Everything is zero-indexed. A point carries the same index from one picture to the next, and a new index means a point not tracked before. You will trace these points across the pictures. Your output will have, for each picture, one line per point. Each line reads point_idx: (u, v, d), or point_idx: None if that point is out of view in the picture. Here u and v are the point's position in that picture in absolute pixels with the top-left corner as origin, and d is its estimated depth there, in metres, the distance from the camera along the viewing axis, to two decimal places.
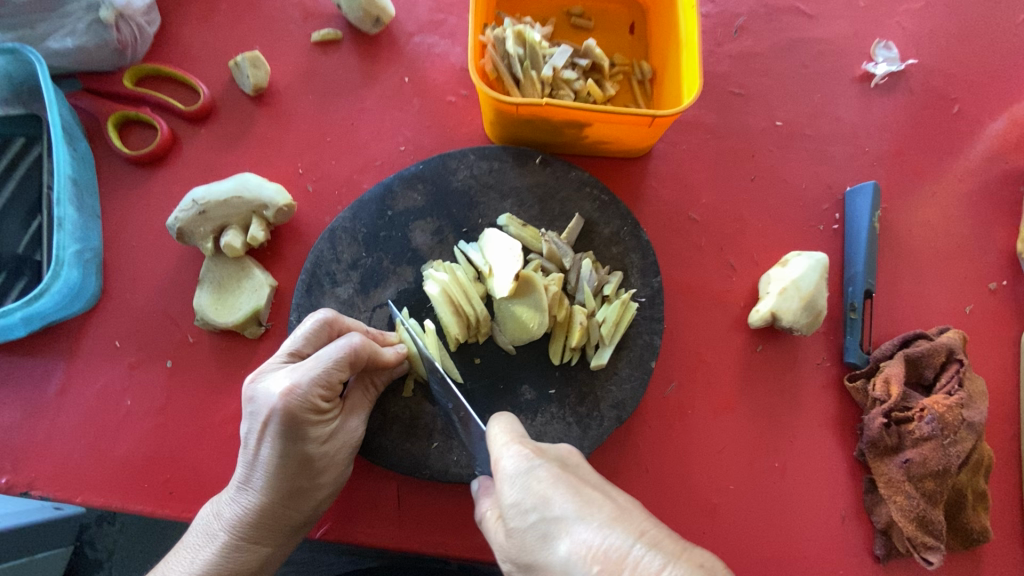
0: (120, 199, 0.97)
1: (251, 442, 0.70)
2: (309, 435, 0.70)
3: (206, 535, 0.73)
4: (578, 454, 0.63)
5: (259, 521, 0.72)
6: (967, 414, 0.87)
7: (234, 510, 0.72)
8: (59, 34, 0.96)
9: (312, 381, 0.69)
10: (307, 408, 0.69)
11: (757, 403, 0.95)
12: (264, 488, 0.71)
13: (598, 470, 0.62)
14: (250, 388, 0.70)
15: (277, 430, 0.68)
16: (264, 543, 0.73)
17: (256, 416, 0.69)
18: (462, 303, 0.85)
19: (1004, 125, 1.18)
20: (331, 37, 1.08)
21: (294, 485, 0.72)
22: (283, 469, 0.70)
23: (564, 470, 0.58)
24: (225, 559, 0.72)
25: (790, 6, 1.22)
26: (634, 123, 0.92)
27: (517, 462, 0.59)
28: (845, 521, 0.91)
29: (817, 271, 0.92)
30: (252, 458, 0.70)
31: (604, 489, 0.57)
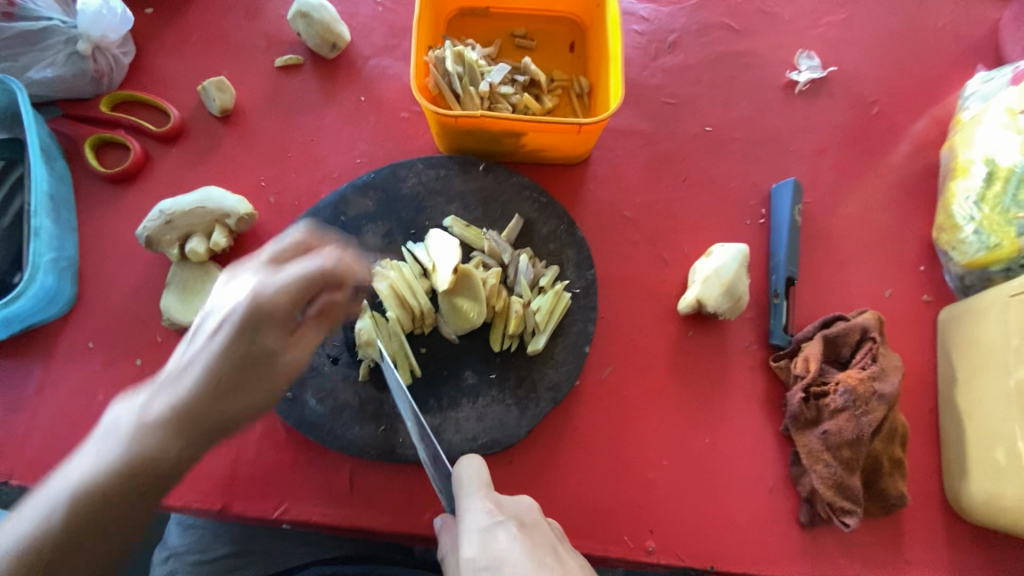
0: (96, 213, 1.05)
1: (206, 329, 0.67)
2: (268, 332, 0.68)
3: (94, 442, 0.61)
4: (536, 512, 0.73)
5: (169, 425, 0.62)
6: (879, 386, 0.94)
7: (139, 410, 0.62)
8: (40, 66, 1.06)
9: (287, 283, 0.69)
10: (275, 308, 0.68)
11: (688, 384, 1.02)
12: (196, 379, 0.64)
13: (552, 528, 0.72)
14: (227, 283, 0.71)
15: (241, 322, 0.67)
16: (158, 461, 0.61)
17: (223, 306, 0.68)
18: (408, 296, 0.93)
19: (921, 124, 1.27)
20: (293, 62, 1.18)
21: (237, 381, 0.66)
22: (229, 363, 0.66)
23: (520, 534, 0.68)
24: (102, 473, 0.58)
25: (719, 23, 1.32)
26: (564, 131, 1.01)
27: (481, 520, 0.69)
28: (772, 492, 0.97)
29: (737, 260, 1.00)
30: (202, 340, 0.67)
31: (555, 552, 0.67)
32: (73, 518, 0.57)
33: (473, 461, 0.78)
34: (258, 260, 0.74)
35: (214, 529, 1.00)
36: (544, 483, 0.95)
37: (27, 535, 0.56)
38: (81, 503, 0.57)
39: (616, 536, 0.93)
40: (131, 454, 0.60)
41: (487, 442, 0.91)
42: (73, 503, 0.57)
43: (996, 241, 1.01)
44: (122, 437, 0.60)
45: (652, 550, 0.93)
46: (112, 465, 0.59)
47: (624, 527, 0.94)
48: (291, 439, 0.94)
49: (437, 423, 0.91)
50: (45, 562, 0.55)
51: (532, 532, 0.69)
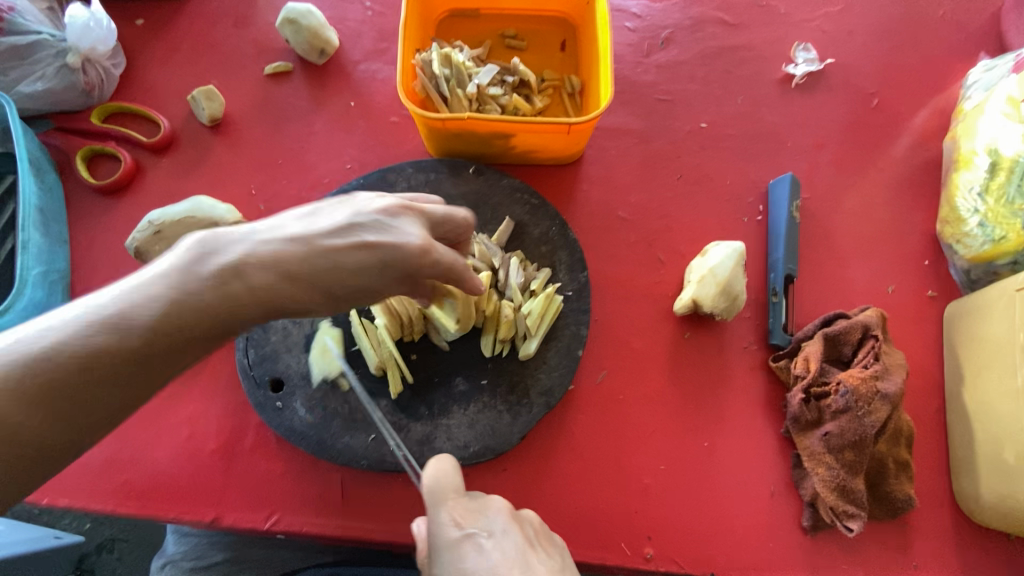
0: (88, 225, 1.06)
1: (349, 237, 0.61)
2: (393, 287, 0.65)
3: (208, 254, 0.57)
4: (506, 516, 0.68)
5: (258, 303, 0.58)
6: (881, 386, 0.91)
7: (247, 273, 0.58)
8: (30, 79, 1.06)
9: (442, 261, 0.67)
10: (417, 273, 0.65)
11: (685, 386, 1.00)
12: (319, 279, 0.60)
13: (524, 531, 0.68)
14: (389, 208, 0.65)
15: (384, 258, 0.62)
16: (226, 329, 0.58)
17: (377, 228, 0.63)
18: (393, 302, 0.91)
19: (923, 115, 1.24)
20: (282, 69, 1.18)
21: (334, 305, 0.64)
22: (348, 287, 0.62)
23: (486, 551, 0.65)
24: (185, 316, 0.55)
25: (713, 17, 1.30)
26: (554, 131, 0.99)
27: (447, 538, 0.66)
28: (773, 496, 0.95)
29: (733, 259, 0.98)
30: (334, 240, 0.61)
31: (523, 566, 0.64)
32: (133, 345, 0.54)
33: (440, 459, 0.73)
34: (421, 212, 0.68)
35: (211, 536, 0.99)
36: (538, 489, 0.93)
37: (86, 332, 0.53)
38: (150, 337, 0.54)
39: (613, 543, 0.91)
40: (212, 307, 0.56)
41: (479, 450, 0.89)
42: (137, 334, 0.54)
43: (1001, 233, 0.98)
44: (219, 285, 0.57)
45: (650, 557, 0.91)
46: (198, 310, 0.56)
47: (621, 534, 0.92)
48: (282, 450, 0.93)
49: (428, 432, 0.89)
50: (78, 375, 0.53)
51: (500, 544, 0.66)
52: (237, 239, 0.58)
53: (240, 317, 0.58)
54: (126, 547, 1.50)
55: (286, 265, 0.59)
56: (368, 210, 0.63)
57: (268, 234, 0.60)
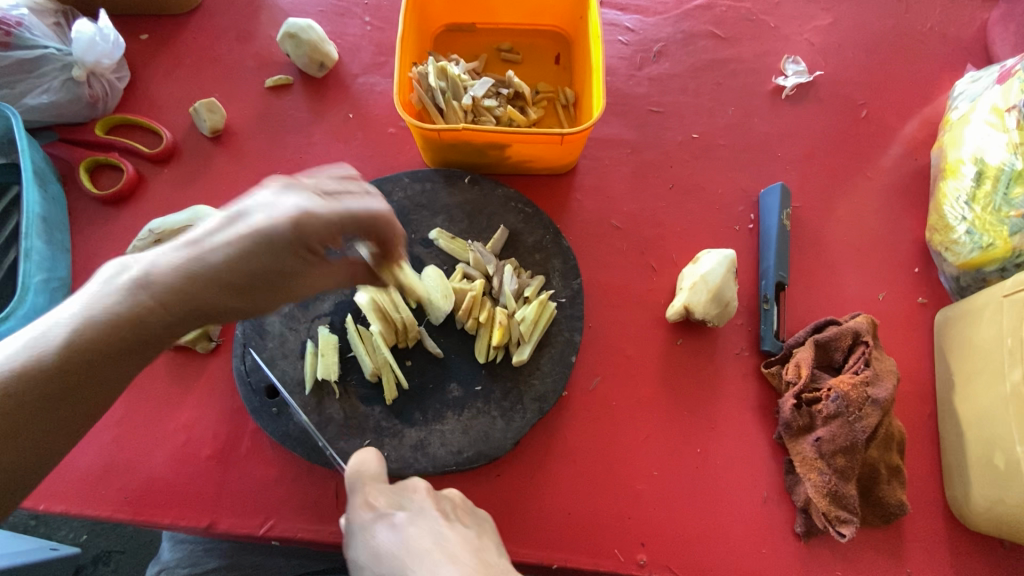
0: (91, 234, 1.07)
1: (235, 226, 0.61)
2: (293, 259, 0.64)
3: (111, 274, 0.61)
4: (421, 495, 0.75)
5: (166, 305, 0.60)
6: (872, 392, 0.92)
7: (146, 284, 0.59)
8: (35, 92, 1.08)
9: (330, 218, 0.63)
10: (308, 239, 0.62)
11: (678, 393, 1.01)
12: (219, 265, 0.60)
13: (438, 505, 0.74)
14: (268, 188, 0.63)
15: (264, 236, 0.60)
16: (146, 333, 0.61)
17: (257, 209, 0.62)
18: (389, 310, 0.93)
19: (911, 126, 1.26)
20: (282, 82, 1.20)
21: (246, 291, 0.64)
22: (246, 265, 0.61)
23: (400, 523, 0.70)
24: (99, 330, 0.58)
25: (704, 31, 1.33)
26: (547, 142, 1.02)
27: (362, 519, 0.71)
28: (766, 502, 0.95)
29: (724, 266, 0.99)
30: (221, 234, 0.61)
31: (435, 532, 0.69)
32: (60, 368, 0.58)
33: (360, 456, 0.80)
34: (310, 184, 0.66)
35: (205, 543, 1.00)
36: (532, 495, 0.94)
37: (13, 364, 0.57)
38: (71, 357, 0.58)
39: (606, 549, 0.92)
40: (121, 318, 0.59)
41: (472, 455, 0.90)
42: (58, 356, 0.58)
43: (988, 241, 0.99)
44: (122, 300, 0.59)
45: (643, 563, 0.91)
46: (109, 323, 0.59)
47: (614, 541, 0.92)
48: (278, 456, 0.94)
49: (422, 437, 0.90)
50: (7, 404, 0.56)
51: (414, 517, 0.71)
52: (141, 263, 0.61)
53: (157, 321, 0.61)
54: (121, 558, 1.50)
55: (180, 267, 0.60)
56: (246, 200, 0.63)
57: (165, 249, 0.62)
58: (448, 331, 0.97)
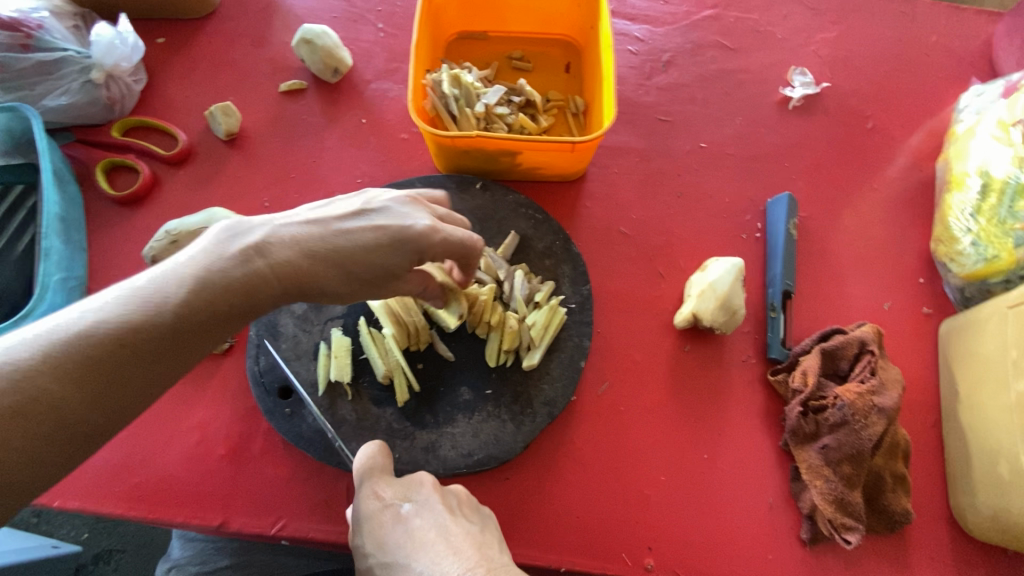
0: (106, 234, 1.09)
1: (369, 221, 0.70)
2: (403, 265, 0.72)
3: (234, 234, 0.64)
4: (428, 489, 0.75)
5: (279, 277, 0.65)
6: (878, 400, 0.93)
7: (264, 255, 0.64)
8: (55, 94, 1.09)
9: (448, 239, 0.74)
10: (425, 251, 0.72)
11: (685, 399, 1.02)
12: (342, 252, 0.68)
13: (444, 500, 0.75)
14: (402, 199, 0.73)
15: (396, 236, 0.70)
16: (254, 300, 0.64)
17: (390, 212, 0.71)
18: (402, 313, 0.96)
19: (916, 137, 1.28)
20: (297, 87, 1.22)
21: (349, 284, 0.70)
22: (367, 261, 0.69)
23: (406, 517, 0.72)
24: (213, 286, 0.61)
25: (712, 42, 1.35)
26: (558, 149, 1.03)
27: (369, 509, 0.73)
28: (772, 508, 0.96)
29: (732, 274, 1.00)
30: (349, 224, 0.69)
31: (441, 527, 0.71)
32: (167, 322, 0.59)
33: (369, 447, 0.80)
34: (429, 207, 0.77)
35: (215, 542, 1.00)
36: (541, 498, 0.95)
37: (124, 308, 0.58)
38: (184, 310, 0.60)
39: (614, 553, 0.92)
40: (237, 281, 0.63)
41: (483, 458, 0.91)
42: (171, 308, 0.59)
43: (993, 253, 1.00)
44: (243, 262, 0.63)
45: (650, 567, 0.92)
46: (226, 284, 0.62)
47: (622, 544, 0.93)
48: (290, 456, 0.95)
49: (433, 440, 0.91)
50: (116, 349, 0.57)
51: (420, 512, 0.72)
52: (263, 224, 0.66)
53: (262, 292, 0.65)
54: (124, 558, 1.51)
55: (306, 244, 0.66)
56: (382, 202, 0.72)
57: (289, 220, 0.67)
58: (459, 335, 0.99)
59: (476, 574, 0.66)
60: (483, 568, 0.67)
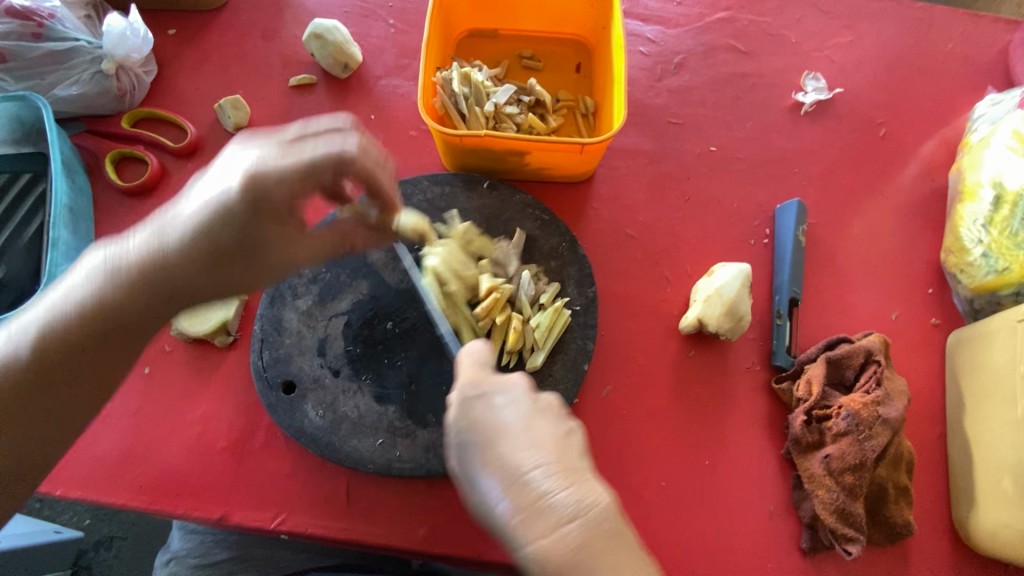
0: (113, 225, 1.09)
1: (219, 185, 0.69)
2: (263, 213, 0.71)
3: (105, 253, 0.70)
4: (520, 388, 0.71)
5: (152, 278, 0.69)
6: (883, 411, 0.93)
7: (144, 244, 0.69)
8: (65, 84, 1.10)
9: (294, 169, 0.70)
10: (273, 191, 0.69)
11: (689, 405, 1.01)
12: (193, 242, 0.69)
13: (535, 401, 0.71)
14: (242, 147, 0.72)
15: (230, 197, 0.68)
16: (136, 304, 0.70)
17: (236, 163, 0.71)
18: (460, 270, 0.98)
19: (928, 146, 1.27)
20: (306, 81, 1.22)
21: (229, 252, 0.72)
22: (220, 239, 0.70)
23: (497, 409, 0.69)
24: (111, 280, 0.68)
25: (725, 45, 1.34)
26: (566, 150, 1.03)
27: (462, 394, 0.70)
28: (773, 517, 0.96)
29: (739, 280, 1.00)
30: (202, 195, 0.70)
31: (529, 423, 0.68)
32: (81, 322, 0.68)
33: (474, 344, 0.77)
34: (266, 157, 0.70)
35: (214, 535, 1.01)
36: None
37: (22, 337, 0.67)
38: (70, 330, 0.68)
39: None
40: (116, 291, 0.68)
41: None
42: (79, 305, 0.68)
43: (1005, 265, 1.00)
44: (115, 273, 0.69)
45: None
46: (105, 296, 0.68)
47: None
48: (291, 451, 0.95)
49: (434, 439, 0.91)
50: (12, 378, 0.67)
51: (511, 405, 0.70)
52: (127, 239, 0.71)
53: (146, 297, 0.70)
54: (124, 544, 1.52)
55: (159, 245, 0.69)
56: (232, 157, 0.72)
57: (134, 233, 0.71)
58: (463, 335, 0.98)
59: (551, 475, 0.65)
60: (563, 470, 0.66)
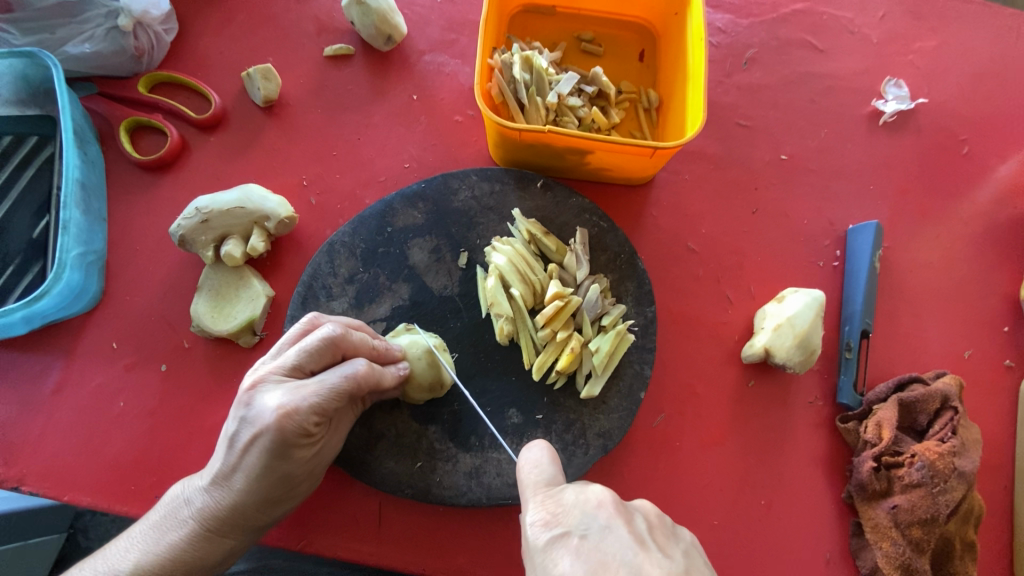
0: (127, 202, 0.99)
1: (237, 446, 0.72)
2: (293, 455, 0.73)
3: (171, 518, 0.74)
4: (609, 511, 0.59)
5: (212, 527, 0.74)
6: (959, 463, 0.86)
7: (207, 495, 0.74)
8: (77, 40, 0.98)
9: (310, 406, 0.71)
10: (296, 431, 0.71)
11: (745, 439, 0.95)
12: (243, 482, 0.73)
13: (631, 525, 0.59)
14: (246, 394, 0.72)
15: (268, 454, 0.71)
16: (210, 553, 0.74)
17: (246, 424, 0.71)
18: (527, 271, 0.91)
19: (1012, 169, 1.16)
20: (343, 52, 1.09)
21: (271, 499, 0.75)
22: (265, 475, 0.73)
23: (584, 552, 0.56)
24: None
25: (801, 40, 1.21)
26: (636, 153, 0.92)
27: (537, 538, 0.59)
28: (829, 564, 0.91)
29: (813, 309, 0.92)
30: (234, 472, 0.73)
31: (629, 564, 0.55)
32: None
33: (535, 451, 0.68)
34: (281, 367, 0.74)
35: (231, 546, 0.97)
36: None
37: None
38: None
39: None
40: (184, 554, 0.73)
41: None
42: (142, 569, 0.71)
43: None
44: (181, 525, 0.74)
45: None
46: (172, 557, 0.72)
47: None
48: None
49: (477, 465, 0.84)
50: None
51: (600, 542, 0.57)
52: (182, 495, 0.76)
53: (213, 547, 0.75)
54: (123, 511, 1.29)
55: (217, 498, 0.74)
56: (238, 423, 0.72)
57: (195, 484, 0.76)
58: (510, 353, 0.90)
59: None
60: None
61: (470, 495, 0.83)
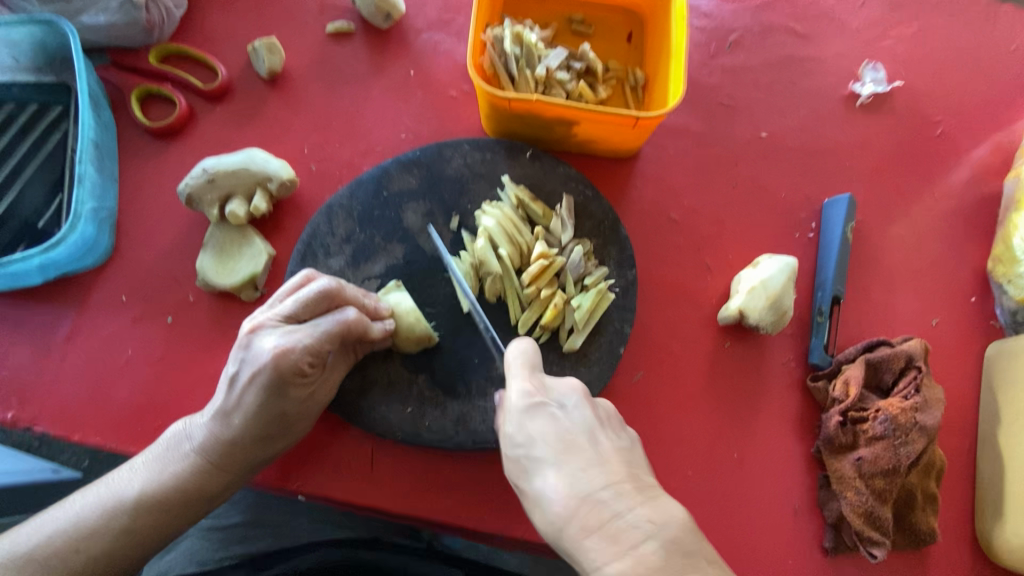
0: (136, 165, 1.04)
1: (237, 386, 0.78)
2: (289, 394, 0.78)
3: (174, 451, 0.80)
4: (580, 397, 0.71)
5: (212, 460, 0.79)
6: (920, 418, 0.91)
7: (208, 431, 0.79)
8: (93, 11, 1.03)
9: (304, 348, 0.76)
10: (292, 370, 0.77)
11: (720, 397, 1.00)
12: (243, 418, 0.78)
13: (594, 411, 0.70)
14: (246, 337, 0.77)
15: (265, 391, 0.76)
16: (208, 486, 0.79)
17: (246, 364, 0.77)
18: (515, 233, 0.96)
19: (984, 150, 1.21)
20: (344, 29, 1.15)
21: (268, 436, 0.81)
22: (263, 412, 0.78)
23: (557, 418, 0.68)
24: (154, 510, 0.76)
25: (784, 25, 1.26)
26: (619, 123, 0.97)
27: (519, 403, 0.69)
28: (796, 514, 0.96)
29: (785, 273, 0.97)
30: (234, 409, 0.78)
31: (592, 437, 0.67)
32: (141, 516, 0.75)
33: (523, 344, 0.76)
34: (278, 314, 0.79)
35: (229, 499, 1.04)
36: None
37: (94, 511, 0.75)
38: (133, 515, 0.75)
39: None
40: (184, 484, 0.78)
41: None
42: (145, 494, 0.76)
43: None
44: (183, 458, 0.79)
45: None
46: (174, 485, 0.78)
47: None
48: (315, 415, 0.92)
49: (464, 413, 0.89)
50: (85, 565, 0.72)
51: (570, 415, 0.69)
52: (184, 432, 0.81)
53: (212, 481, 0.80)
54: None
55: (217, 432, 0.79)
56: (239, 363, 0.78)
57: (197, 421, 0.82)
58: (498, 310, 0.95)
59: (621, 491, 0.63)
60: (630, 486, 0.64)
61: (458, 440, 0.88)
